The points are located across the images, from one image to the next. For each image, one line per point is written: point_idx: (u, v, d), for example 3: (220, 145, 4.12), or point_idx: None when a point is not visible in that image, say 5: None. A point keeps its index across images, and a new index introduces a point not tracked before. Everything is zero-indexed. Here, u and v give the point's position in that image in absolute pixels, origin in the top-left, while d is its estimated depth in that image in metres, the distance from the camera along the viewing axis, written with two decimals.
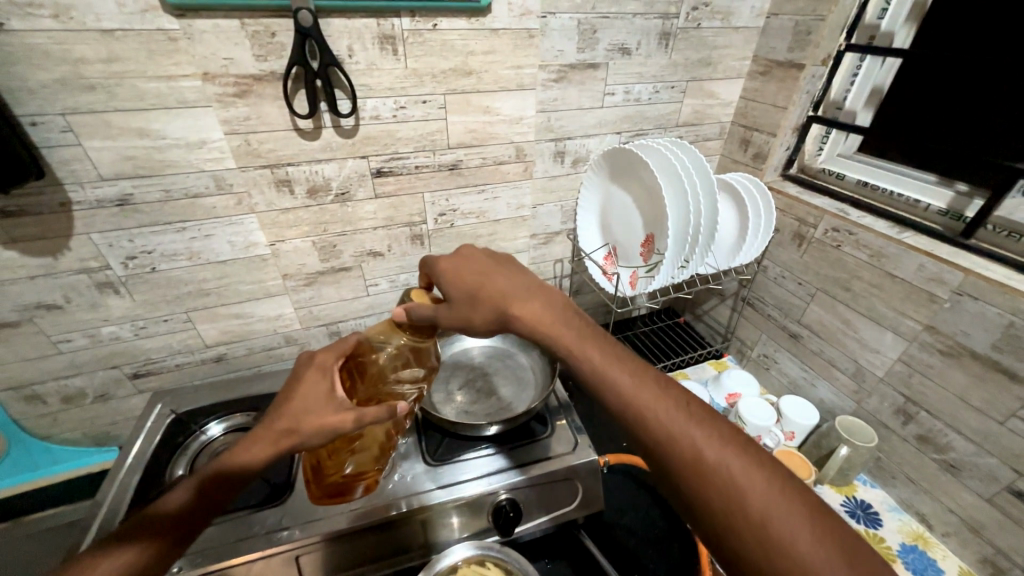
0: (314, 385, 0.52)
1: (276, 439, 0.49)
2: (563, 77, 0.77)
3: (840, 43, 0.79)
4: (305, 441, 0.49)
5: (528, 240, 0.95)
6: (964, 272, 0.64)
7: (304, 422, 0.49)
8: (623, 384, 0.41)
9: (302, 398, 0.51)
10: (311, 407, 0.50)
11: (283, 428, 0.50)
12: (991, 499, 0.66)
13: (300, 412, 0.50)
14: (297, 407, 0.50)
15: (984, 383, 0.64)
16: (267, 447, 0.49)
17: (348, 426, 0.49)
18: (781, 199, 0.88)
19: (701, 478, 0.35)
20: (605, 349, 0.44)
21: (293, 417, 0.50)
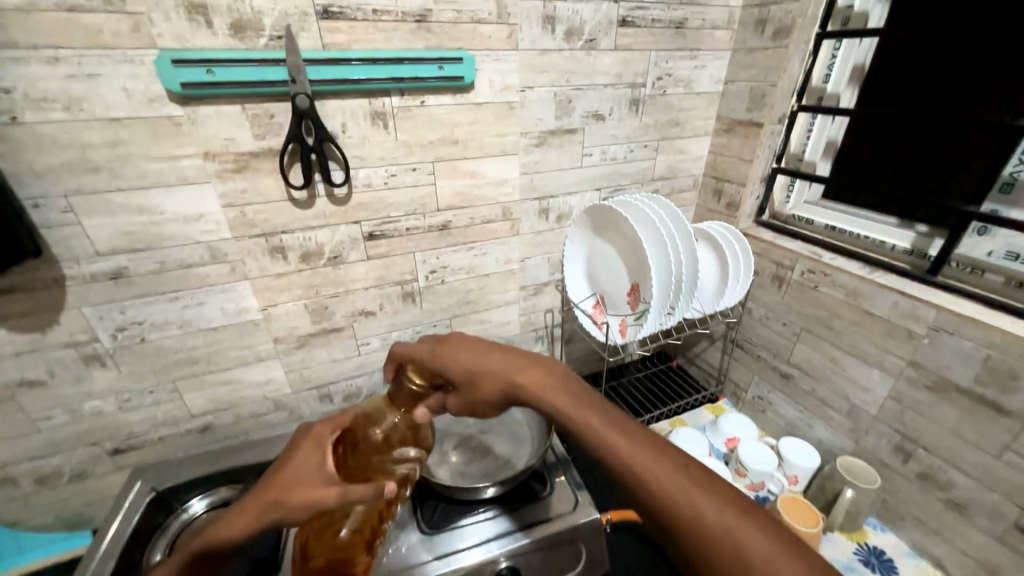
0: (308, 456, 0.51)
1: (256, 510, 0.48)
2: (543, 142, 0.83)
3: (793, 103, 0.87)
4: (285, 517, 0.47)
5: (517, 292, 0.97)
6: (936, 309, 0.66)
7: (286, 495, 0.48)
8: (622, 446, 0.41)
9: (290, 467, 0.50)
10: (298, 479, 0.49)
11: (265, 498, 0.48)
12: (1002, 538, 0.64)
13: (285, 483, 0.49)
14: (284, 477, 0.49)
15: (974, 416, 0.65)
16: (248, 519, 0.48)
17: (332, 501, 0.47)
18: (757, 244, 0.93)
19: (705, 540, 0.35)
20: (603, 412, 0.46)
21: (277, 488, 0.49)
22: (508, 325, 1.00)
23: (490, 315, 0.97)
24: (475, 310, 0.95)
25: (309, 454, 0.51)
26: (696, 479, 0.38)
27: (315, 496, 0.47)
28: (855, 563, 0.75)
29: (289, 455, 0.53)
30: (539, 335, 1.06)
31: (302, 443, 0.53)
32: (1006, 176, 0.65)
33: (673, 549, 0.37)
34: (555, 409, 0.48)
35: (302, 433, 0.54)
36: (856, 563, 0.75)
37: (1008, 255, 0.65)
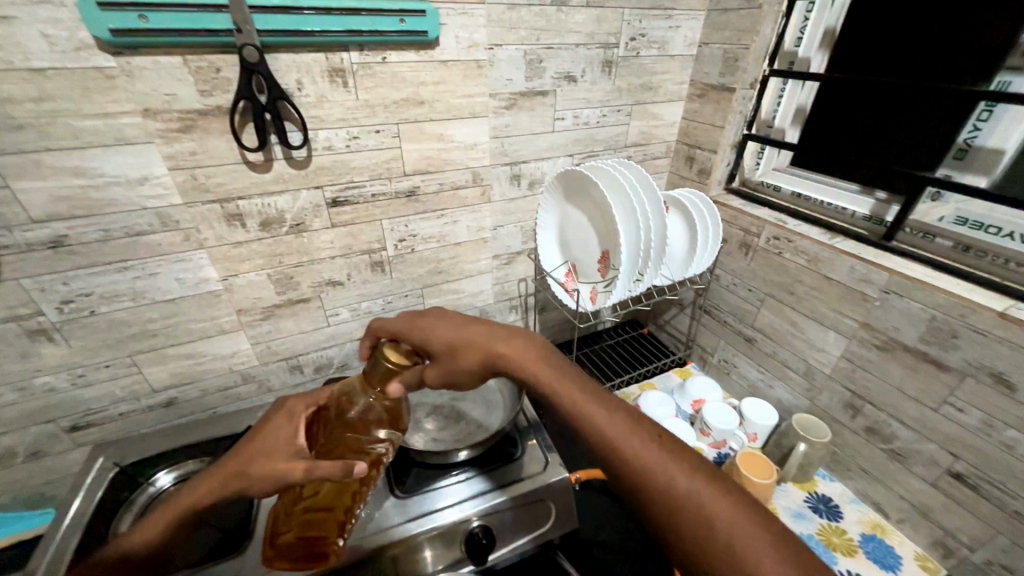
0: (280, 430, 0.51)
1: (224, 479, 0.49)
2: (514, 104, 0.80)
3: (764, 68, 0.86)
4: (251, 487, 0.48)
5: (490, 261, 0.97)
6: (889, 272, 0.69)
7: (254, 466, 0.49)
8: (602, 421, 0.41)
9: (260, 438, 0.51)
10: (268, 450, 0.50)
11: (234, 468, 0.50)
12: (935, 482, 0.70)
13: (254, 454, 0.50)
14: (252, 448, 0.50)
15: (917, 373, 0.69)
16: (216, 486, 0.49)
17: (294, 474, 0.46)
18: (727, 211, 0.94)
19: (679, 513, 0.35)
20: (583, 384, 0.45)
21: (244, 459, 0.50)
22: (481, 295, 1.00)
23: (462, 284, 0.96)
24: (447, 280, 0.94)
25: (281, 428, 0.51)
26: (674, 453, 0.38)
27: (281, 469, 0.47)
28: (804, 509, 0.81)
29: (259, 426, 0.53)
30: (513, 304, 1.06)
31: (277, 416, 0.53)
32: (961, 142, 0.68)
33: (643, 516, 0.38)
34: (537, 383, 0.46)
35: (278, 408, 0.54)
36: (806, 510, 0.81)
37: (956, 220, 0.68)
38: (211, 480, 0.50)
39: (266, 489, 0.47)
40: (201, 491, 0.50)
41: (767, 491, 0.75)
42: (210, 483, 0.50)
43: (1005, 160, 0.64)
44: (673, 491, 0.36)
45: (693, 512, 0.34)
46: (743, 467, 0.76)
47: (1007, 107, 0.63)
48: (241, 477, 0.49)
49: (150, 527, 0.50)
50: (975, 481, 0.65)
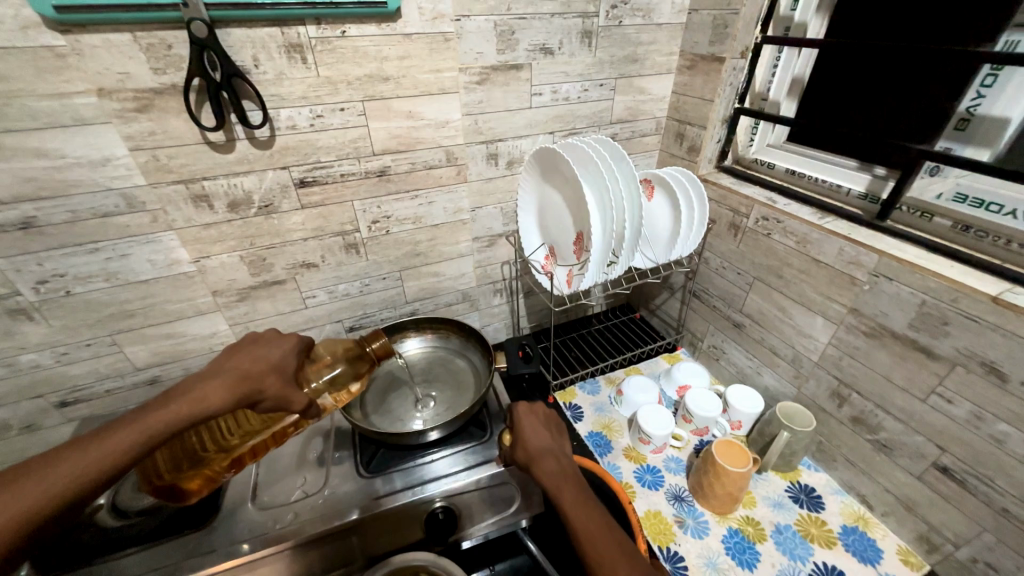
0: (281, 353, 0.48)
1: (237, 391, 0.44)
2: (486, 79, 0.77)
3: (755, 35, 0.80)
4: (261, 403, 0.46)
5: (471, 243, 0.95)
6: (878, 254, 0.64)
7: (268, 383, 0.46)
8: (567, 500, 0.49)
9: (261, 353, 0.47)
10: (276, 365, 0.47)
11: (243, 376, 0.44)
12: (921, 476, 0.67)
13: (272, 369, 0.46)
14: (265, 357, 0.47)
15: (904, 362, 0.65)
16: (228, 397, 0.43)
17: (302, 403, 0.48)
18: (716, 191, 0.89)
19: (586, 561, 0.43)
20: (574, 486, 0.50)
21: (259, 373, 0.46)
22: (463, 277, 0.99)
23: (442, 267, 0.95)
24: (426, 262, 0.93)
25: (281, 351, 0.48)
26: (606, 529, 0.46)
27: (300, 401, 0.47)
28: (783, 499, 0.78)
29: (255, 338, 0.49)
30: (496, 287, 1.05)
31: (272, 338, 0.49)
32: (963, 111, 0.60)
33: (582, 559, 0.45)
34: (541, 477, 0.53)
35: (269, 333, 0.50)
36: (786, 500, 0.78)
37: (956, 197, 0.62)
38: (216, 387, 0.43)
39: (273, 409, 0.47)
40: (207, 399, 0.42)
41: (743, 482, 0.71)
42: (219, 394, 0.42)
43: (1012, 128, 0.56)
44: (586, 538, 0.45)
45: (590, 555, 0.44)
46: (717, 455, 0.73)
47: (1015, 70, 0.55)
48: (256, 387, 0.45)
49: (128, 443, 0.37)
50: (962, 475, 0.62)
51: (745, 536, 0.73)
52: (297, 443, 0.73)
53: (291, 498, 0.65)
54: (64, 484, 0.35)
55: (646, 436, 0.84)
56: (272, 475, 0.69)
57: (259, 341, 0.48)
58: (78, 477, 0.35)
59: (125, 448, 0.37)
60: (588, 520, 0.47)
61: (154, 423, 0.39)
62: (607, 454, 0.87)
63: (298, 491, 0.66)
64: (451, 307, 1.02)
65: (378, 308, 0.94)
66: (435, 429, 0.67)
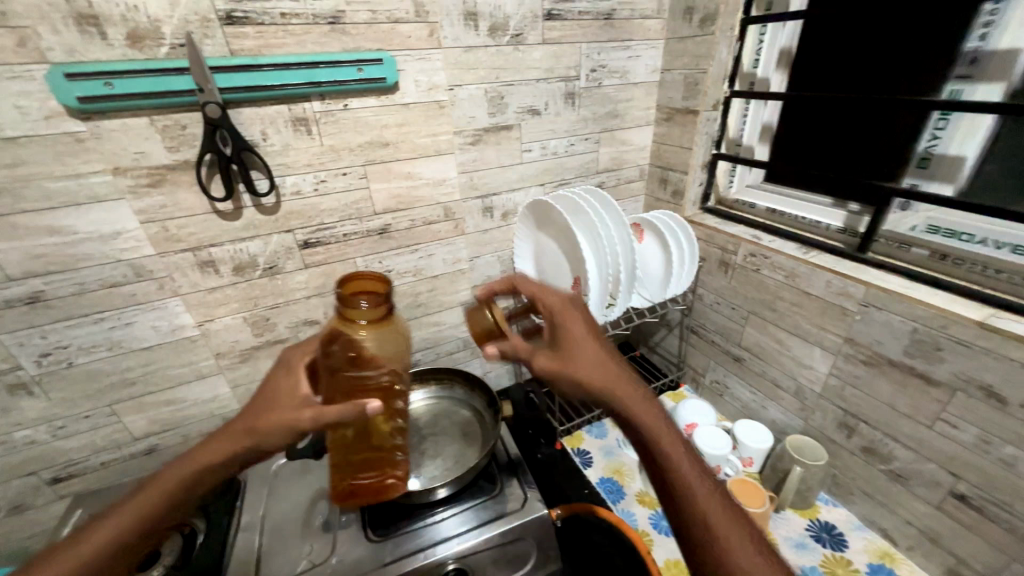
0: (287, 388, 0.46)
1: (198, 462, 0.44)
2: (479, 140, 0.82)
3: (725, 90, 0.86)
4: (262, 442, 0.44)
5: (470, 291, 0.97)
6: (865, 285, 0.67)
7: (254, 427, 0.44)
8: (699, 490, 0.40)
9: (269, 396, 0.46)
10: (249, 418, 0.45)
11: (243, 430, 0.44)
12: (940, 505, 0.66)
13: (245, 424, 0.44)
14: (257, 403, 0.46)
15: (905, 389, 0.66)
16: (188, 469, 0.43)
17: (308, 421, 0.44)
18: (703, 231, 0.93)
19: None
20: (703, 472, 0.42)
21: (238, 428, 0.45)
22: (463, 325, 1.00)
23: (442, 316, 0.96)
24: (426, 313, 0.94)
25: (287, 382, 0.46)
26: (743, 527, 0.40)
27: (285, 416, 0.44)
28: (805, 539, 0.76)
29: (258, 389, 0.47)
30: None
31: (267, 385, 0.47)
32: (922, 151, 0.66)
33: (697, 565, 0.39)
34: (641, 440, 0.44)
35: (268, 380, 0.47)
36: (808, 539, 0.76)
37: (928, 229, 0.67)
38: (181, 463, 0.44)
39: (280, 442, 0.44)
40: (180, 474, 0.43)
41: (765, 522, 0.70)
42: (182, 468, 0.43)
43: (969, 166, 0.61)
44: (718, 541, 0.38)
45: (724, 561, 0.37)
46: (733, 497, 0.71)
47: (961, 114, 0.61)
48: (235, 437, 0.44)
49: (118, 529, 0.41)
50: (980, 503, 0.61)
51: None
52: (301, 509, 0.70)
53: (296, 570, 0.62)
54: (75, 564, 0.39)
55: None
56: (276, 545, 0.66)
57: (260, 392, 0.47)
58: (76, 565, 0.39)
59: (113, 533, 0.41)
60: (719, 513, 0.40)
61: (139, 508, 0.42)
62: (619, 501, 0.85)
63: (304, 561, 0.63)
64: (452, 356, 1.03)
65: None
66: (443, 485, 0.66)
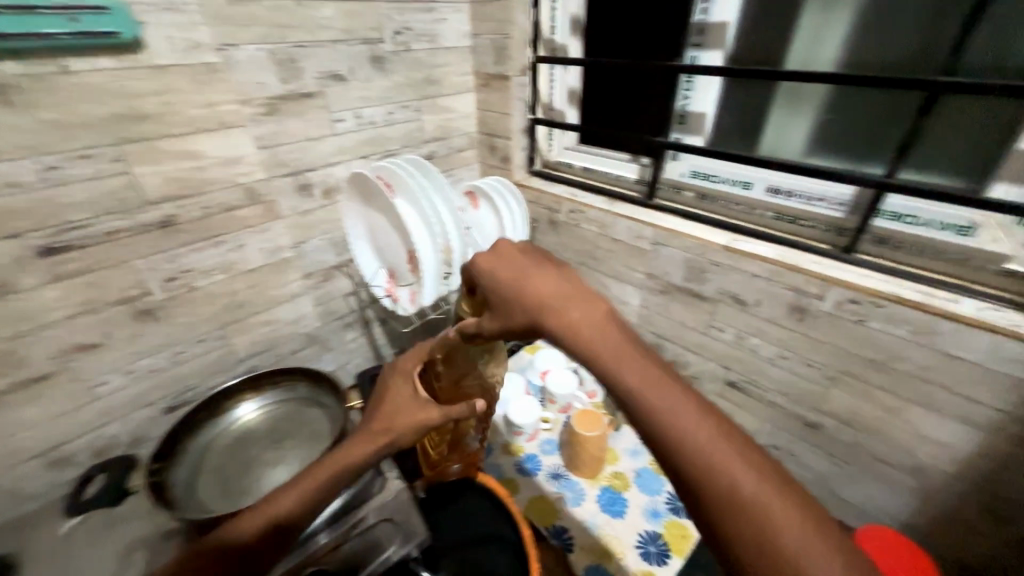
0: (404, 398, 0.55)
1: (305, 492, 0.46)
2: (275, 109, 0.72)
3: (530, 55, 0.89)
4: (398, 443, 0.52)
5: (302, 282, 0.86)
6: (653, 227, 0.79)
7: (398, 420, 0.53)
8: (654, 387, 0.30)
9: (391, 400, 0.55)
10: (389, 419, 0.53)
11: (377, 427, 0.52)
12: (720, 393, 0.84)
13: (390, 422, 0.52)
14: (387, 406, 0.55)
15: (690, 308, 0.80)
16: (294, 501, 0.45)
17: (435, 418, 0.53)
18: (530, 193, 0.99)
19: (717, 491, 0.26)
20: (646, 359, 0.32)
21: (374, 432, 0.52)
22: (303, 320, 0.89)
23: (277, 314, 0.85)
24: (253, 312, 0.81)
25: (400, 397, 0.55)
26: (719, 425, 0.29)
27: (402, 422, 0.52)
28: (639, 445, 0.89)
29: (379, 393, 0.57)
30: (347, 321, 0.98)
31: (389, 388, 0.57)
32: (679, 110, 0.78)
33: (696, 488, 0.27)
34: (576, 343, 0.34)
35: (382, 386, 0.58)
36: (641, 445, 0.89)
37: (691, 174, 0.80)
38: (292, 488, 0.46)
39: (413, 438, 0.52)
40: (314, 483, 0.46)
41: (602, 442, 0.79)
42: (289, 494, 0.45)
43: (709, 121, 0.76)
44: (701, 451, 0.27)
45: (716, 471, 0.27)
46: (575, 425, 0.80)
47: (699, 78, 0.73)
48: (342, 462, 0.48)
49: None
50: (743, 384, 0.79)
51: (614, 488, 0.81)
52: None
53: None
54: None
55: (518, 427, 0.90)
56: None
57: (381, 391, 0.57)
58: None
59: None
60: (681, 404, 0.30)
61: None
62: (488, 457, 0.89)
63: None
64: (297, 355, 0.92)
65: (200, 379, 0.79)
66: None
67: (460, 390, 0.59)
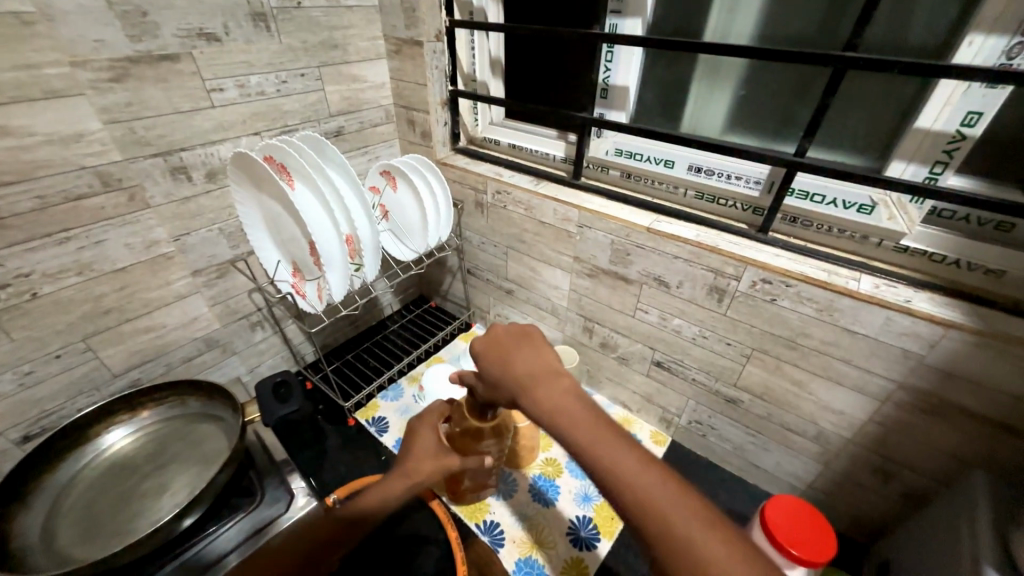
0: (431, 442, 0.58)
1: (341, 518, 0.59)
2: (124, 75, 0.59)
3: (444, 19, 0.81)
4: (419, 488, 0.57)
5: (190, 279, 0.75)
6: (578, 209, 0.75)
7: (425, 466, 0.57)
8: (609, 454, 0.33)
9: (417, 449, 0.58)
10: (423, 458, 0.57)
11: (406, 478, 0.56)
12: (648, 373, 0.84)
13: (419, 472, 0.56)
14: (411, 454, 0.58)
15: (616, 290, 0.79)
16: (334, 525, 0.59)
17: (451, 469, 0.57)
18: (454, 172, 0.92)
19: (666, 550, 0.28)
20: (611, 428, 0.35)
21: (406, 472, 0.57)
22: (196, 322, 0.78)
23: (159, 317, 0.73)
24: (128, 318, 0.70)
25: (427, 441, 0.58)
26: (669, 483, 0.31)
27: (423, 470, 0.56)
28: None
29: (408, 442, 0.60)
30: (253, 320, 0.87)
31: (419, 434, 0.59)
32: (602, 82, 0.73)
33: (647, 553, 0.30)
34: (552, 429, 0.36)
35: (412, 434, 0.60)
36: None
37: (616, 152, 0.77)
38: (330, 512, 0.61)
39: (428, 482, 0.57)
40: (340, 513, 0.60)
41: None
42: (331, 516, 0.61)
43: (632, 95, 0.72)
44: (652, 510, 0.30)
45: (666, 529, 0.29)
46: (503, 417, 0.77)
47: (620, 48, 0.69)
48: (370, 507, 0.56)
49: None
50: (668, 364, 0.80)
51: (546, 476, 0.81)
52: None
53: None
54: None
55: None
56: None
57: (410, 441, 0.60)
58: None
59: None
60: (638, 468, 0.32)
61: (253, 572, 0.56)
62: None
63: None
64: (192, 362, 0.81)
65: (63, 399, 0.67)
66: (186, 515, 0.53)
67: (475, 448, 0.58)
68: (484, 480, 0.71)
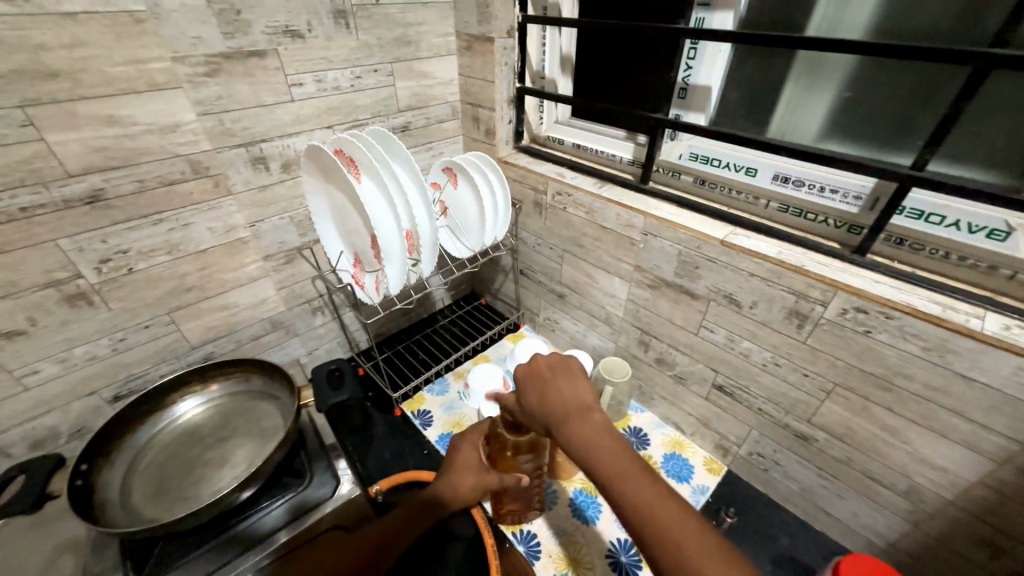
0: (471, 454, 0.60)
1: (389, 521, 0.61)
2: (217, 70, 0.62)
3: (517, 14, 0.79)
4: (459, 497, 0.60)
5: (262, 263, 0.79)
6: (644, 215, 0.71)
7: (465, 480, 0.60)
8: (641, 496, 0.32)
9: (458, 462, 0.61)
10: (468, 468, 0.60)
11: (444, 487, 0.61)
12: (707, 396, 0.78)
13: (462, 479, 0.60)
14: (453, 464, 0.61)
15: (678, 305, 0.73)
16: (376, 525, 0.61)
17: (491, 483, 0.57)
18: (515, 171, 0.90)
19: None
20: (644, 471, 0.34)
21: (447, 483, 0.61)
22: (264, 303, 0.83)
23: (232, 297, 0.78)
24: (206, 296, 0.75)
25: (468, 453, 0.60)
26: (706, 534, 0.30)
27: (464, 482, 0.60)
28: None
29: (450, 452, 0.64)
30: (314, 305, 0.91)
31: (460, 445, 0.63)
32: (681, 81, 0.69)
33: None
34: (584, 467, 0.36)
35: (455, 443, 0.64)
36: None
37: (691, 156, 0.72)
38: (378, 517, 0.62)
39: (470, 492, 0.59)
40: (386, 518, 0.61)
41: None
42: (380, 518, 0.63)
43: (714, 94, 0.67)
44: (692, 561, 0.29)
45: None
46: None
47: (706, 44, 0.64)
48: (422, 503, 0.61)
49: None
50: (731, 389, 0.73)
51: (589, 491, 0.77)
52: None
53: None
54: None
55: None
56: None
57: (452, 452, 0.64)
58: None
59: None
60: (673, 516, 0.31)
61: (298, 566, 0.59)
62: None
63: None
64: (259, 340, 0.86)
65: (147, 365, 0.74)
66: (244, 488, 0.56)
67: (510, 462, 0.53)
68: (528, 502, 0.69)
